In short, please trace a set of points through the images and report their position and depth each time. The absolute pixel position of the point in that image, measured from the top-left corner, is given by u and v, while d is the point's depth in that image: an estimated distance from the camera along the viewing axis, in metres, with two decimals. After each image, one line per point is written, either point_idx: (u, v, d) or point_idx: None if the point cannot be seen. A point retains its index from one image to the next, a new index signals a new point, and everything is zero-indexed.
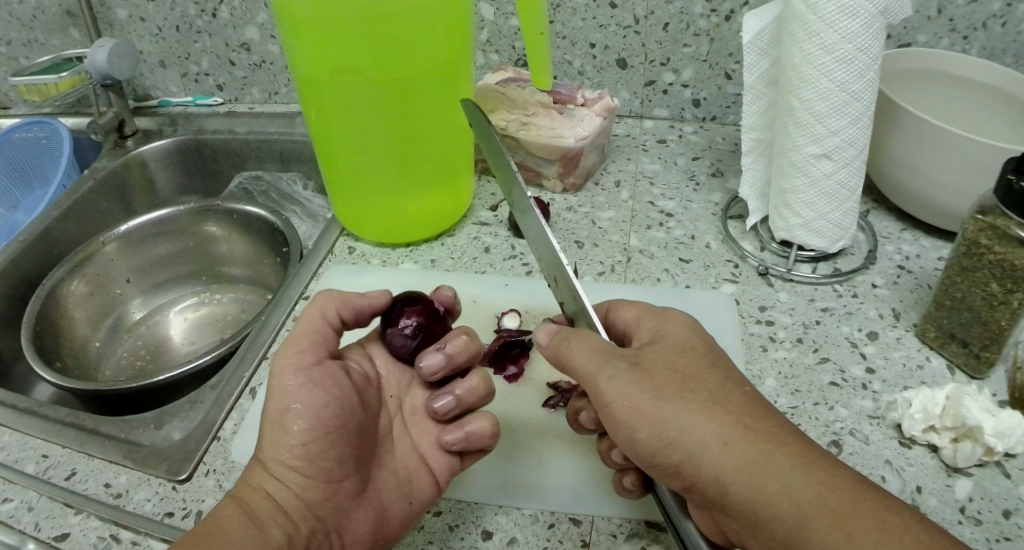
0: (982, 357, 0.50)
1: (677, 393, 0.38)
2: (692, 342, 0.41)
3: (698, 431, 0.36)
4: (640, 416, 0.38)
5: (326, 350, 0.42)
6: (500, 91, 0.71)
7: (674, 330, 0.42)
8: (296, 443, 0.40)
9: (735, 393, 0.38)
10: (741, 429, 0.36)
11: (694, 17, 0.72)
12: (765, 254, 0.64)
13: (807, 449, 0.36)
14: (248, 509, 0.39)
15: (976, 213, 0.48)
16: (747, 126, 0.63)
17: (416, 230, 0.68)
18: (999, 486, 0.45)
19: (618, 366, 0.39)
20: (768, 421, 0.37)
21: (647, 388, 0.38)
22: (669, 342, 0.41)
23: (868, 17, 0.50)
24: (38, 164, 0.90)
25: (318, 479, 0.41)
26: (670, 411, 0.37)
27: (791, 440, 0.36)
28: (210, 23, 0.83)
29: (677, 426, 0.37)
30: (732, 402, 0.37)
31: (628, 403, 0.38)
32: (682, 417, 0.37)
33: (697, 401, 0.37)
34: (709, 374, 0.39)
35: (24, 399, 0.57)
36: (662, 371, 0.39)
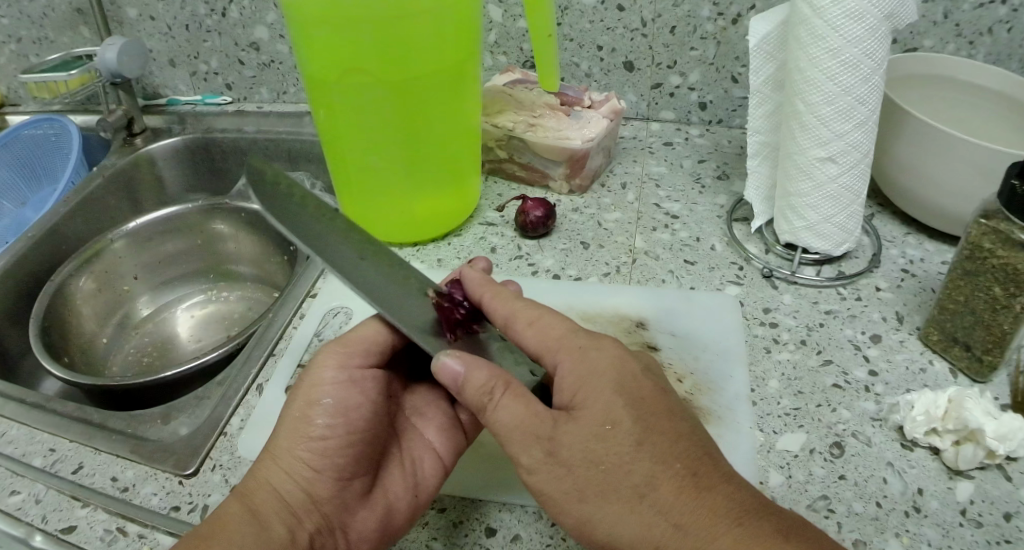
0: (985, 361, 0.51)
1: (600, 493, 0.35)
2: (614, 416, 0.36)
3: (629, 536, 0.35)
4: (568, 516, 0.37)
5: (351, 345, 0.46)
6: (508, 93, 0.72)
7: (598, 397, 0.37)
8: (298, 434, 0.42)
9: (663, 482, 0.34)
10: (672, 530, 0.34)
11: (702, 20, 0.72)
12: (769, 257, 0.65)
13: (747, 539, 0.32)
14: (253, 504, 0.40)
15: (980, 218, 0.49)
16: (752, 129, 0.63)
17: (424, 229, 0.68)
18: (1001, 489, 0.45)
19: (536, 456, 0.37)
20: (701, 510, 0.34)
21: (568, 488, 0.36)
22: (587, 419, 0.37)
23: (873, 21, 0.50)
24: (47, 161, 0.90)
25: (325, 472, 0.42)
26: (594, 514, 0.35)
27: (729, 537, 0.33)
28: (220, 22, 0.84)
29: (606, 532, 0.35)
30: (659, 500, 0.34)
31: (555, 499, 0.37)
32: (609, 521, 0.35)
33: (621, 501, 0.35)
34: (633, 459, 0.35)
35: (33, 393, 0.58)
36: (580, 464, 0.36)
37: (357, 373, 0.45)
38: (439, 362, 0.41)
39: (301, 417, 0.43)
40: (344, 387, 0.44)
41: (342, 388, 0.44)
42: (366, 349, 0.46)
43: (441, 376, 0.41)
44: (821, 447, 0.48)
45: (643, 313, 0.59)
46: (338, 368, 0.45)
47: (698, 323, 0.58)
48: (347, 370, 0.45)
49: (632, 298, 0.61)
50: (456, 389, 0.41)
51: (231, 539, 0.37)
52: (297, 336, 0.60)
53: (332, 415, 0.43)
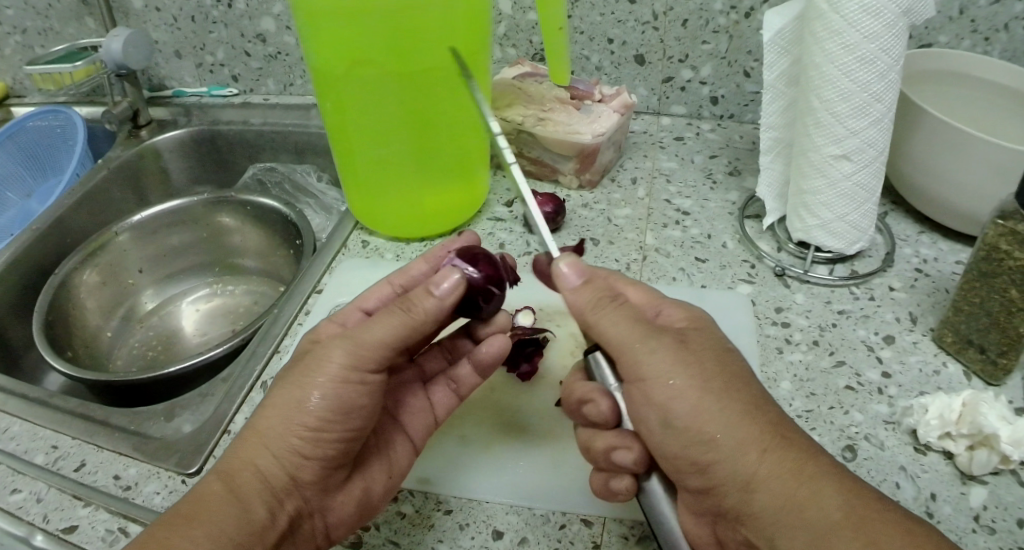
0: (1000, 364, 0.50)
1: (722, 389, 0.37)
2: (730, 346, 0.40)
3: (738, 435, 0.35)
4: (680, 403, 0.36)
5: (364, 341, 0.41)
6: (517, 86, 0.71)
7: (708, 327, 0.41)
8: (291, 421, 0.40)
9: (770, 401, 0.38)
10: (778, 439, 0.36)
11: (714, 14, 0.71)
12: (781, 255, 0.64)
13: (841, 466, 0.36)
14: (235, 485, 0.38)
15: (996, 218, 0.48)
16: (765, 125, 0.62)
17: (432, 224, 0.68)
18: (1014, 494, 0.44)
19: (663, 341, 0.38)
20: (802, 435, 0.37)
21: (693, 377, 0.37)
22: (709, 335, 0.40)
23: (891, 17, 0.49)
24: (51, 152, 0.90)
25: (315, 461, 0.41)
26: (712, 405, 0.36)
27: (822, 455, 0.36)
28: (225, 13, 0.83)
29: (716, 424, 0.36)
30: (768, 412, 0.37)
31: (666, 385, 0.37)
32: (726, 415, 0.36)
33: (738, 403, 0.36)
34: (748, 378, 0.38)
35: (37, 388, 0.58)
36: (707, 362, 0.38)
37: (367, 374, 0.41)
38: (565, 260, 0.42)
39: (300, 404, 0.40)
40: (344, 385, 0.40)
41: (344, 384, 0.40)
42: (383, 345, 0.41)
43: (559, 275, 0.42)
44: (833, 451, 0.47)
45: None
46: (344, 368, 0.40)
47: None
48: (353, 368, 0.40)
49: None
50: (571, 288, 0.41)
51: (210, 525, 0.36)
52: (302, 332, 0.59)
53: (327, 411, 0.40)
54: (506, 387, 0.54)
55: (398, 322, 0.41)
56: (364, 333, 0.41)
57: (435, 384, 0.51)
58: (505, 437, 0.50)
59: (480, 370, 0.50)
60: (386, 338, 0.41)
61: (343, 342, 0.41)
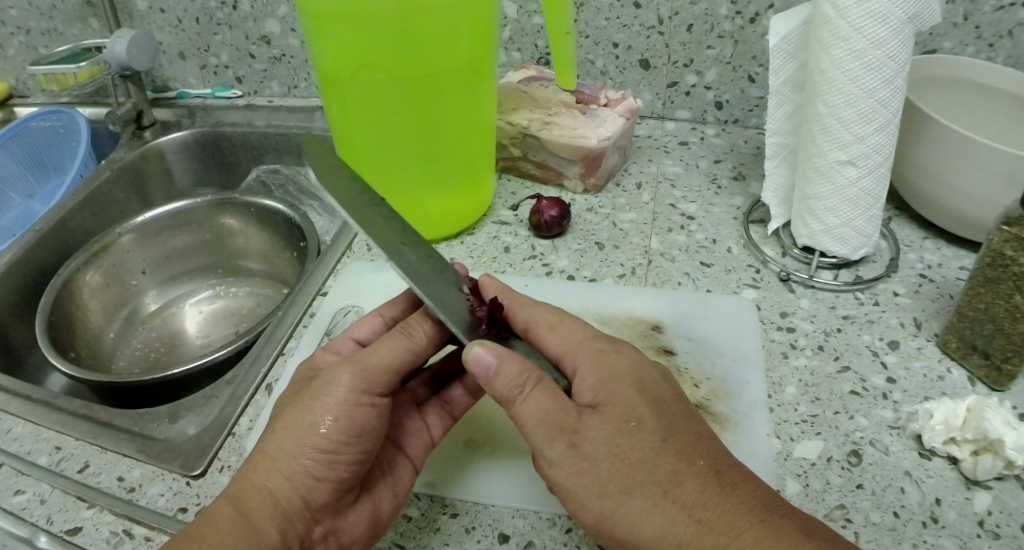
0: (1004, 370, 0.50)
1: (623, 488, 0.36)
2: (639, 414, 0.38)
3: (650, 533, 0.35)
4: (588, 511, 0.37)
5: (371, 364, 0.42)
6: (523, 90, 0.71)
7: (618, 393, 0.39)
8: (300, 443, 0.40)
9: (685, 478, 0.36)
10: (694, 526, 0.34)
11: (719, 19, 0.71)
12: (786, 260, 0.64)
13: (770, 534, 0.34)
14: (247, 509, 0.39)
15: (1001, 224, 0.48)
16: (770, 130, 0.63)
17: (438, 227, 0.68)
18: (1019, 500, 0.44)
19: (559, 450, 0.37)
20: (722, 507, 0.35)
21: (591, 484, 0.36)
22: (612, 416, 0.37)
23: (898, 23, 0.49)
24: (54, 153, 0.90)
25: (327, 482, 0.40)
26: (617, 509, 0.36)
27: (748, 527, 0.34)
28: (230, 15, 0.83)
29: (627, 528, 0.35)
30: (683, 493, 0.35)
31: (576, 494, 0.37)
32: (633, 515, 0.35)
33: (647, 497, 0.35)
34: (659, 455, 0.36)
35: (40, 389, 0.58)
36: (606, 458, 0.36)
37: (377, 397, 0.42)
38: (471, 352, 0.40)
39: (312, 425, 0.40)
40: (353, 407, 0.41)
41: (354, 405, 0.41)
42: (387, 369, 0.42)
43: (471, 367, 0.40)
44: (839, 456, 0.47)
45: (659, 316, 0.59)
46: (353, 390, 0.41)
47: (715, 328, 0.57)
48: (362, 391, 0.41)
49: (646, 301, 0.60)
50: (483, 382, 0.40)
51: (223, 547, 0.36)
52: (307, 335, 0.59)
53: (336, 433, 0.40)
54: None
55: (401, 346, 0.43)
56: (370, 357, 0.42)
57: (427, 405, 0.50)
58: (511, 440, 0.51)
59: (473, 390, 0.50)
60: (391, 361, 0.42)
61: (352, 366, 0.42)
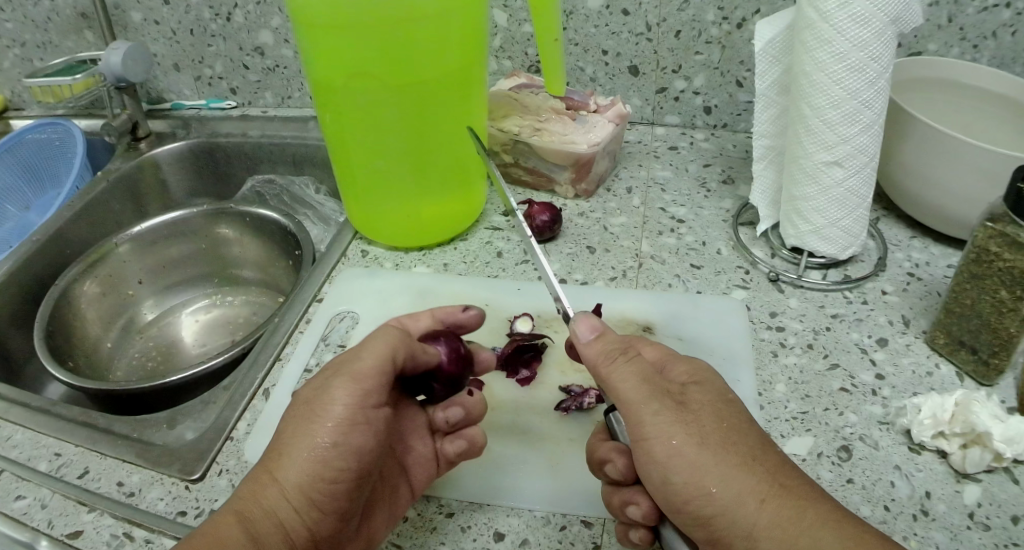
0: (991, 364, 0.51)
1: (722, 442, 0.37)
2: (732, 396, 0.41)
3: (737, 486, 0.36)
4: (681, 460, 0.37)
5: (358, 374, 0.42)
6: (513, 97, 0.72)
7: (709, 379, 0.42)
8: (308, 473, 0.39)
9: (769, 451, 0.38)
10: (778, 488, 0.36)
11: (706, 25, 0.73)
12: (775, 261, 0.65)
13: (841, 511, 0.36)
14: (253, 532, 0.38)
15: (986, 221, 0.49)
16: (758, 133, 0.64)
17: (430, 233, 0.68)
18: (1008, 492, 0.45)
19: (665, 403, 0.39)
20: (800, 481, 0.37)
21: (693, 432, 0.37)
22: (711, 389, 0.41)
23: (879, 26, 0.50)
24: (50, 164, 0.91)
25: (331, 512, 0.40)
26: (712, 460, 0.37)
27: (822, 500, 0.36)
28: (224, 26, 0.84)
29: (717, 479, 0.36)
30: (767, 461, 0.38)
31: (670, 442, 0.37)
32: (724, 469, 0.36)
33: (739, 456, 0.37)
34: (750, 429, 0.39)
35: (39, 397, 0.58)
36: (709, 417, 0.38)
37: (370, 411, 0.42)
38: (576, 320, 0.43)
39: (313, 447, 0.40)
40: (351, 427, 0.40)
41: (351, 426, 0.41)
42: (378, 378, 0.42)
43: (573, 332, 0.43)
44: (829, 451, 0.48)
45: (650, 317, 0.59)
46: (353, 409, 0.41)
47: (705, 328, 0.58)
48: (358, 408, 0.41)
49: (638, 303, 0.61)
50: (581, 347, 0.43)
51: None
52: (303, 340, 0.60)
53: (337, 457, 0.40)
54: (506, 391, 0.55)
55: (384, 354, 0.43)
56: (359, 367, 0.42)
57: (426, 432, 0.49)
58: (505, 440, 0.51)
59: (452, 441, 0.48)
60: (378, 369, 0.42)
61: (342, 381, 0.41)
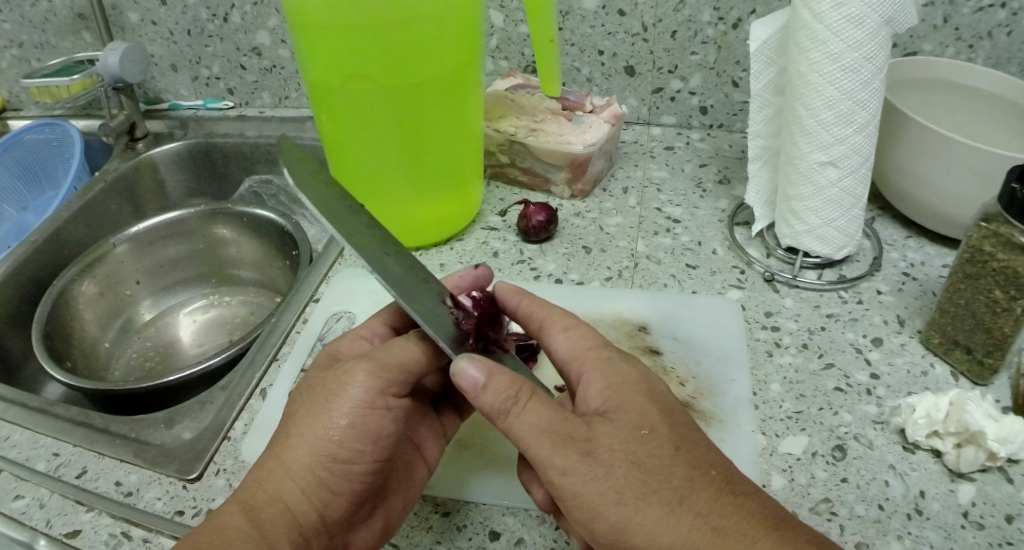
0: (986, 364, 0.51)
1: (641, 494, 0.35)
2: (652, 421, 0.38)
3: (665, 540, 0.34)
4: (602, 521, 0.35)
5: (389, 363, 0.42)
6: (509, 98, 0.72)
7: (626, 404, 0.38)
8: (320, 454, 0.40)
9: (697, 487, 0.35)
10: (711, 533, 0.34)
11: (702, 25, 0.73)
12: (770, 261, 0.65)
13: (782, 541, 0.34)
14: (260, 519, 0.38)
15: (980, 221, 0.49)
16: (753, 133, 0.64)
17: (426, 233, 0.68)
18: (1002, 491, 0.45)
19: (569, 458, 0.36)
20: (738, 515, 0.35)
21: (608, 489, 0.35)
22: (623, 424, 0.37)
23: (874, 27, 0.50)
24: (48, 164, 0.91)
25: (342, 493, 0.40)
26: (633, 516, 0.35)
27: (764, 536, 0.34)
28: (221, 27, 0.84)
29: (643, 536, 0.34)
30: (698, 501, 0.35)
31: (586, 501, 0.35)
32: (648, 524, 0.34)
33: (663, 505, 0.35)
34: (673, 464, 0.36)
35: (36, 398, 0.58)
36: (623, 465, 0.35)
37: (392, 398, 0.42)
38: (459, 365, 0.39)
39: (331, 431, 0.40)
40: (370, 409, 0.41)
41: (369, 409, 0.41)
42: (404, 368, 0.43)
43: (459, 380, 0.40)
44: (824, 450, 0.48)
45: (645, 317, 0.60)
46: (371, 392, 0.41)
47: (700, 328, 0.58)
48: (377, 392, 0.41)
49: (633, 303, 0.61)
50: (473, 394, 0.39)
51: None
52: (300, 340, 0.60)
53: (353, 439, 0.40)
54: None
55: (414, 347, 0.43)
56: (385, 354, 0.42)
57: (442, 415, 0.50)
58: (502, 441, 0.51)
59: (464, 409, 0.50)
60: (406, 360, 0.43)
61: (365, 365, 0.42)
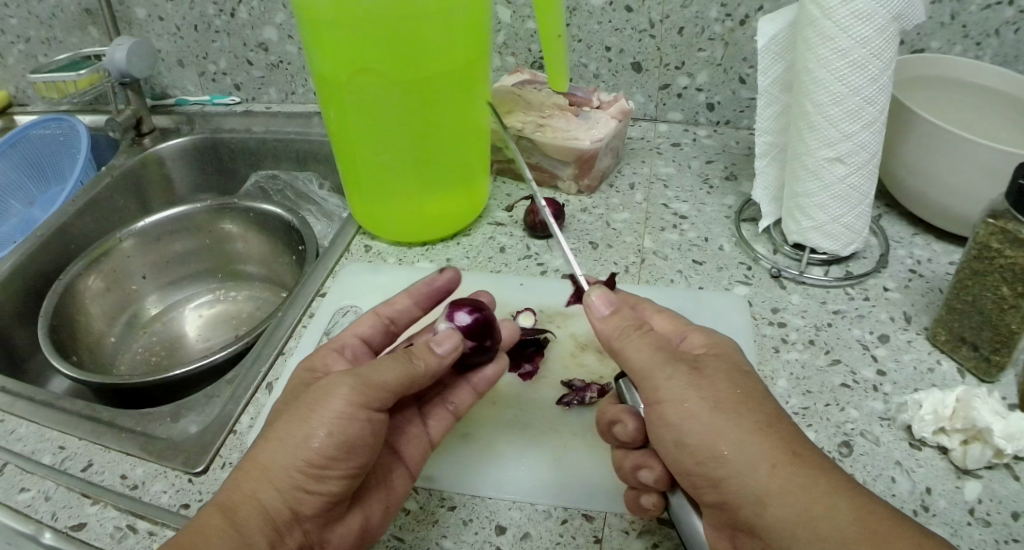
0: (993, 361, 0.51)
1: (735, 408, 0.37)
2: (748, 366, 0.41)
3: (751, 449, 0.36)
4: (694, 423, 0.37)
5: (373, 381, 0.41)
6: (516, 93, 0.72)
7: (726, 349, 0.42)
8: (295, 458, 0.39)
9: (784, 420, 0.38)
10: (792, 454, 0.36)
11: (710, 22, 0.73)
12: (777, 257, 0.65)
13: (854, 481, 0.36)
14: (235, 517, 0.38)
15: (987, 217, 0.49)
16: (760, 129, 0.64)
17: (432, 229, 0.69)
18: (1008, 488, 0.45)
19: (679, 368, 0.39)
20: (815, 451, 0.37)
21: (707, 397, 0.38)
22: (727, 359, 0.41)
23: (882, 23, 0.50)
24: (54, 160, 0.91)
25: (316, 496, 0.40)
26: (726, 423, 0.37)
27: (837, 472, 0.36)
28: (228, 22, 0.84)
29: (730, 441, 0.36)
30: (783, 430, 0.37)
31: (684, 405, 0.38)
32: (738, 431, 0.36)
33: (754, 421, 0.37)
34: (763, 398, 0.39)
35: (42, 391, 0.58)
36: (723, 383, 0.38)
37: (374, 412, 0.41)
38: (591, 294, 0.44)
39: (309, 436, 0.39)
40: (349, 421, 0.40)
41: (349, 421, 0.40)
42: (387, 387, 0.41)
43: (588, 307, 0.44)
44: (830, 446, 0.48)
45: None
46: (350, 404, 0.40)
47: (707, 323, 0.58)
48: (359, 405, 0.40)
49: (640, 298, 0.61)
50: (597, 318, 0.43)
51: None
52: (307, 334, 0.60)
53: (330, 448, 0.39)
54: (508, 386, 0.55)
55: (404, 370, 0.42)
56: (372, 372, 0.41)
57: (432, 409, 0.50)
58: (509, 434, 0.51)
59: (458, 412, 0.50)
60: (392, 380, 0.41)
61: (350, 377, 0.41)
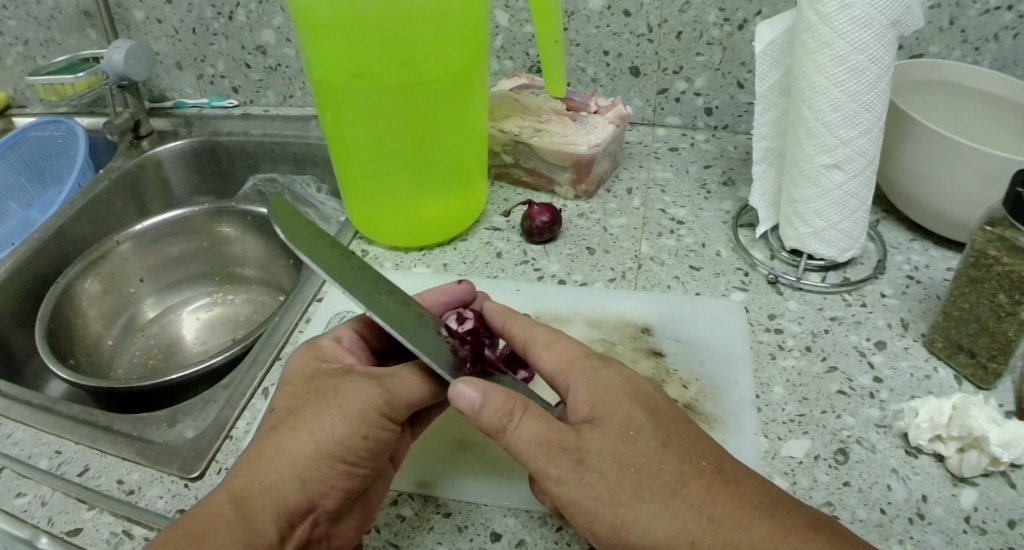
0: (990, 368, 0.51)
1: (633, 493, 0.36)
2: (637, 421, 0.38)
3: (661, 532, 0.35)
4: (601, 523, 0.36)
5: (401, 395, 0.43)
6: (514, 98, 0.72)
7: (611, 404, 0.39)
8: (328, 453, 0.40)
9: (690, 478, 0.36)
10: (706, 520, 0.35)
11: (708, 26, 0.73)
12: (775, 263, 0.65)
13: (776, 521, 0.35)
14: (249, 509, 0.37)
15: (985, 225, 0.49)
16: (758, 135, 0.63)
17: (428, 234, 0.69)
18: (1004, 496, 0.45)
19: (563, 467, 0.37)
20: (726, 500, 0.35)
21: (602, 495, 0.36)
22: (611, 427, 0.38)
23: (880, 29, 0.50)
24: (52, 162, 0.91)
25: (337, 492, 0.40)
26: (630, 515, 0.35)
27: (755, 519, 0.35)
28: (226, 25, 0.84)
29: (639, 532, 0.35)
30: (691, 492, 0.35)
31: (586, 506, 0.36)
32: (644, 518, 0.35)
33: (657, 499, 0.35)
34: (663, 460, 0.36)
35: (39, 395, 0.58)
36: (613, 467, 0.36)
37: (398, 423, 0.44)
38: (455, 388, 0.39)
39: (343, 434, 0.40)
40: (381, 428, 0.42)
41: (379, 427, 0.42)
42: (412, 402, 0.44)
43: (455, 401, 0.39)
44: (826, 454, 0.48)
45: (648, 319, 0.59)
46: (383, 412, 0.42)
47: (703, 329, 0.58)
48: (386, 413, 0.42)
49: (636, 304, 0.61)
50: (470, 414, 0.39)
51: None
52: (303, 339, 0.60)
53: (362, 449, 0.41)
54: None
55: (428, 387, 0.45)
56: (398, 386, 0.44)
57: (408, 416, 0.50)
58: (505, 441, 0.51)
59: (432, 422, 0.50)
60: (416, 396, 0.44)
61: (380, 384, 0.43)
